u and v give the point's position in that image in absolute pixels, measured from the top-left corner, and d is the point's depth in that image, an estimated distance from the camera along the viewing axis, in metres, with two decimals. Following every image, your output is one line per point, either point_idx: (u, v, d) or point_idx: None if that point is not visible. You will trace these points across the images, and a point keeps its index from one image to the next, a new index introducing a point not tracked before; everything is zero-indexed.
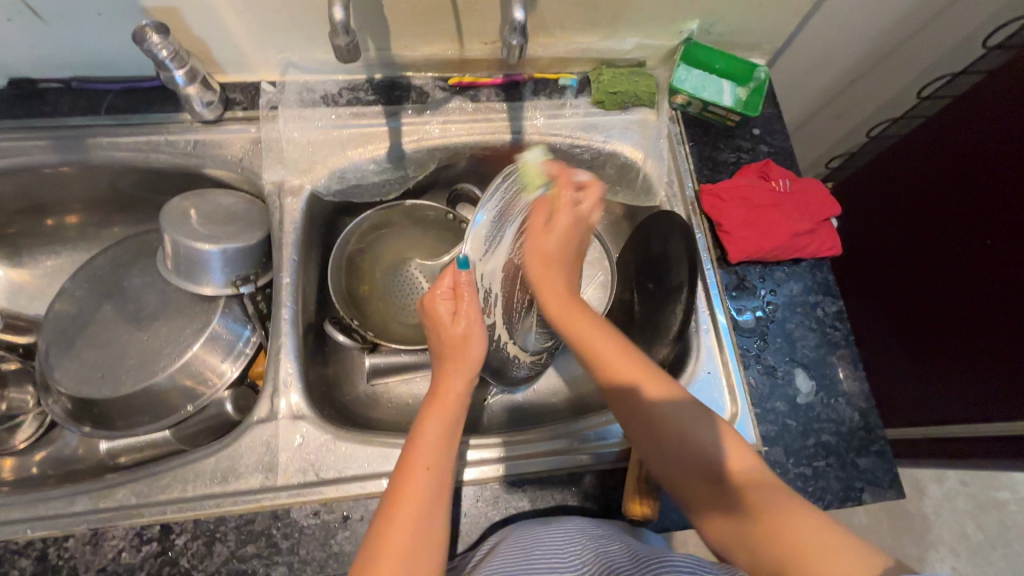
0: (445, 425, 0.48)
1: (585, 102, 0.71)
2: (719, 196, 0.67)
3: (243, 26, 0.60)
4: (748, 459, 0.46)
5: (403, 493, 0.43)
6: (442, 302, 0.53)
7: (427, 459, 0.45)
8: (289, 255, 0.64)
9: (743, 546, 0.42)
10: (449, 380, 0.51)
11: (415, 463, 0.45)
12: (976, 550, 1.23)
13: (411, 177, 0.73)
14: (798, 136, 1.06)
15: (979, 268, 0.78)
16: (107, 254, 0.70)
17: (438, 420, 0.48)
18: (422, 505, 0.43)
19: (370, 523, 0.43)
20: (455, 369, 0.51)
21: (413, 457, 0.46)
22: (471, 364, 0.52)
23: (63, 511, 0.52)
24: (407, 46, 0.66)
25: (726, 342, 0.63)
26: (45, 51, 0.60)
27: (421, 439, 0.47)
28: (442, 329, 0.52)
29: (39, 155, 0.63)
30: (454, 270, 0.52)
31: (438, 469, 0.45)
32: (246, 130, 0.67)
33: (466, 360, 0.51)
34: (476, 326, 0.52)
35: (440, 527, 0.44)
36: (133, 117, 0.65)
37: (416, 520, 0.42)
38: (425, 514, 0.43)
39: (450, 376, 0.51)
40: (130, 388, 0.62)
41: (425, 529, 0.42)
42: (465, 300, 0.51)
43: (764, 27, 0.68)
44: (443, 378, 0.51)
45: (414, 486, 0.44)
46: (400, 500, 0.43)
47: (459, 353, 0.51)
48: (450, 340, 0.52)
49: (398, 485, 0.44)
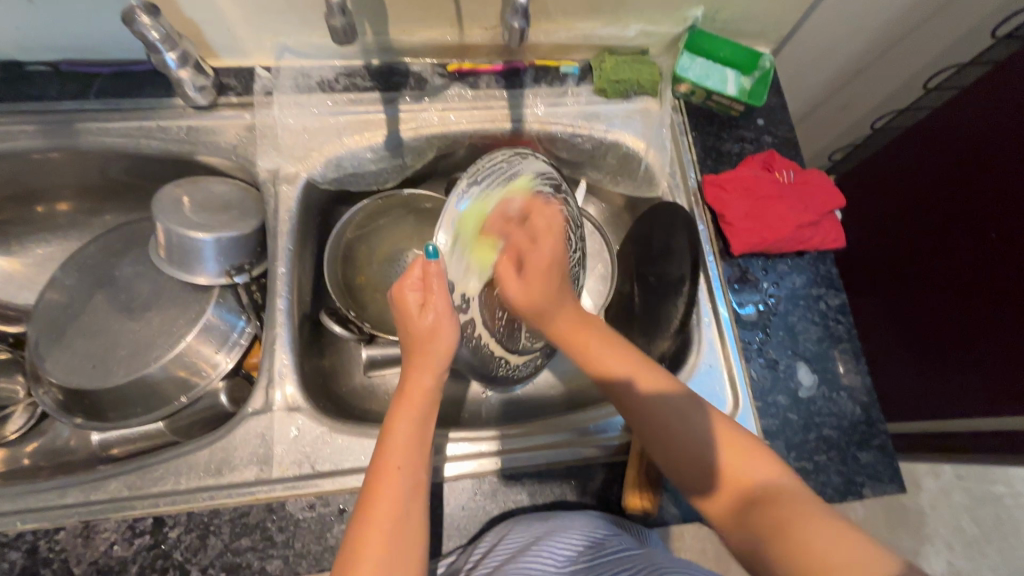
0: (414, 422, 0.47)
1: (586, 90, 0.70)
2: (722, 187, 0.66)
3: (237, 8, 0.58)
4: (740, 453, 0.44)
5: (376, 494, 0.43)
6: (412, 292, 0.49)
7: (398, 461, 0.45)
8: (284, 244, 0.63)
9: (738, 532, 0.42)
10: (417, 376, 0.49)
11: (386, 466, 0.45)
12: (970, 543, 1.24)
13: (409, 165, 0.71)
14: (802, 127, 1.04)
15: (987, 261, 0.77)
16: (98, 243, 0.69)
17: (408, 416, 0.48)
18: (395, 508, 0.43)
19: (352, 518, 0.43)
20: (422, 363, 0.49)
21: (385, 456, 0.45)
22: (440, 359, 0.49)
23: (54, 503, 0.52)
24: (406, 31, 0.64)
25: (728, 335, 0.63)
26: (30, 33, 0.58)
27: (390, 440, 0.46)
28: (411, 323, 0.49)
29: (27, 140, 0.62)
30: (421, 261, 0.47)
31: (408, 469, 0.45)
32: (240, 116, 0.66)
33: (435, 353, 0.49)
34: (445, 316, 0.48)
35: (416, 525, 0.44)
36: (124, 102, 0.64)
37: (389, 523, 0.42)
38: (400, 516, 0.43)
39: (417, 372, 0.49)
40: (122, 377, 0.61)
41: (402, 530, 0.43)
42: (435, 290, 0.47)
43: (770, 15, 0.67)
44: (412, 376, 0.49)
45: (387, 489, 0.43)
46: (372, 505, 0.43)
47: (426, 347, 0.49)
48: (416, 332, 0.49)
49: (370, 487, 0.44)
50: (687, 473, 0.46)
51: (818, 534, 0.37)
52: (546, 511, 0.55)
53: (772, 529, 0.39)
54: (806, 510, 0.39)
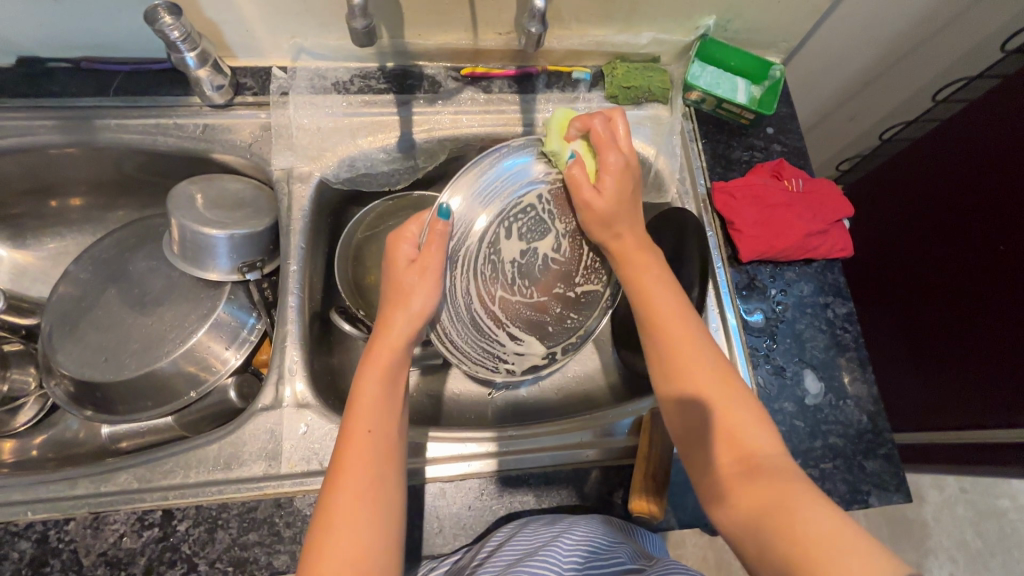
0: (380, 388, 0.47)
1: (598, 96, 0.71)
2: (731, 194, 0.66)
3: (256, 9, 0.59)
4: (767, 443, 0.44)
5: (346, 464, 0.43)
6: (404, 245, 0.50)
7: (368, 425, 0.45)
8: (297, 242, 0.64)
9: (749, 521, 0.41)
10: (384, 336, 0.49)
11: (354, 432, 0.45)
12: (975, 558, 1.23)
13: (421, 167, 0.72)
14: (810, 136, 1.05)
15: (994, 274, 0.77)
16: (112, 238, 0.70)
17: (376, 376, 0.47)
18: (367, 470, 0.43)
19: (320, 491, 0.43)
20: (393, 323, 0.49)
21: (354, 423, 0.45)
22: (411, 316, 0.49)
23: (64, 494, 0.52)
24: (421, 34, 0.65)
25: (737, 342, 0.63)
26: (53, 30, 0.59)
27: (361, 402, 0.46)
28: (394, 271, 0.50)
29: (45, 135, 0.63)
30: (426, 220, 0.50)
31: (379, 431, 0.45)
32: (255, 116, 0.66)
33: (405, 309, 0.49)
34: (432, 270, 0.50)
35: (393, 495, 0.44)
36: (141, 100, 0.65)
37: (365, 489, 0.42)
38: (373, 478, 0.43)
39: (386, 330, 0.49)
40: (133, 371, 0.62)
41: (375, 496, 0.43)
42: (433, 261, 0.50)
43: (782, 25, 0.68)
44: (378, 337, 0.49)
45: (358, 454, 0.44)
46: (342, 474, 0.43)
47: (400, 301, 0.50)
48: (395, 283, 0.50)
49: (339, 457, 0.44)
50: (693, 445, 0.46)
51: (805, 517, 0.38)
52: (552, 514, 0.55)
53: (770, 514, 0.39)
54: (807, 498, 0.40)
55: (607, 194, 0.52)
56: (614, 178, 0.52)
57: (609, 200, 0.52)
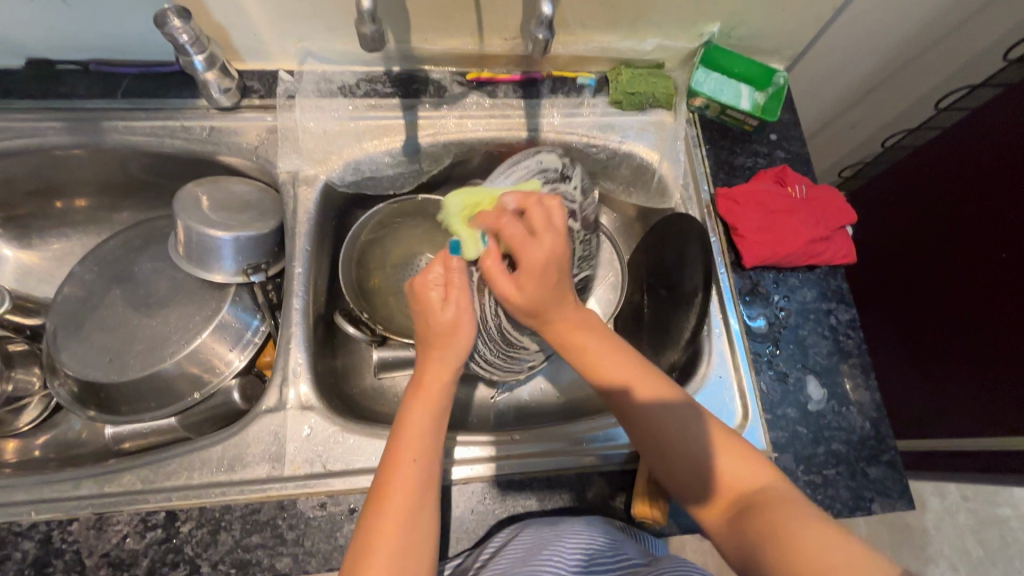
0: (429, 419, 0.48)
1: (602, 102, 0.71)
2: (735, 200, 0.66)
3: (264, 13, 0.59)
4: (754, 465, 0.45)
5: (390, 490, 0.44)
6: (434, 288, 0.50)
7: (413, 453, 0.46)
8: (301, 245, 0.64)
9: (736, 545, 0.43)
10: (433, 366, 0.49)
11: (401, 457, 0.45)
12: (976, 566, 1.23)
13: (425, 171, 0.72)
14: (813, 142, 1.05)
15: (999, 283, 0.77)
16: (118, 239, 0.70)
17: (423, 408, 0.48)
18: (409, 498, 0.44)
19: (362, 514, 0.44)
20: (442, 356, 0.49)
21: (400, 449, 0.46)
22: (459, 351, 0.50)
23: (68, 494, 0.52)
24: (427, 39, 0.65)
25: (739, 347, 0.63)
26: (63, 32, 0.60)
27: (406, 431, 0.47)
28: (432, 316, 0.50)
29: (53, 136, 0.63)
30: (443, 256, 0.51)
31: (424, 461, 0.46)
32: (262, 118, 0.67)
33: (455, 345, 0.50)
34: (466, 313, 0.50)
35: (430, 521, 0.45)
36: (149, 102, 0.65)
37: (404, 516, 0.43)
38: (415, 505, 0.44)
39: (434, 362, 0.50)
40: (137, 372, 0.62)
41: (415, 524, 0.43)
42: (457, 288, 0.50)
43: (786, 33, 0.68)
44: (427, 367, 0.50)
45: (400, 480, 0.44)
46: (386, 497, 0.44)
47: (447, 341, 0.49)
48: (438, 325, 0.49)
49: (384, 481, 0.45)
50: (682, 480, 0.47)
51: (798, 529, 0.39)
52: (554, 517, 0.55)
53: (768, 531, 0.40)
54: (804, 514, 0.40)
55: (534, 284, 0.47)
56: (535, 278, 0.47)
57: (539, 275, 0.47)
